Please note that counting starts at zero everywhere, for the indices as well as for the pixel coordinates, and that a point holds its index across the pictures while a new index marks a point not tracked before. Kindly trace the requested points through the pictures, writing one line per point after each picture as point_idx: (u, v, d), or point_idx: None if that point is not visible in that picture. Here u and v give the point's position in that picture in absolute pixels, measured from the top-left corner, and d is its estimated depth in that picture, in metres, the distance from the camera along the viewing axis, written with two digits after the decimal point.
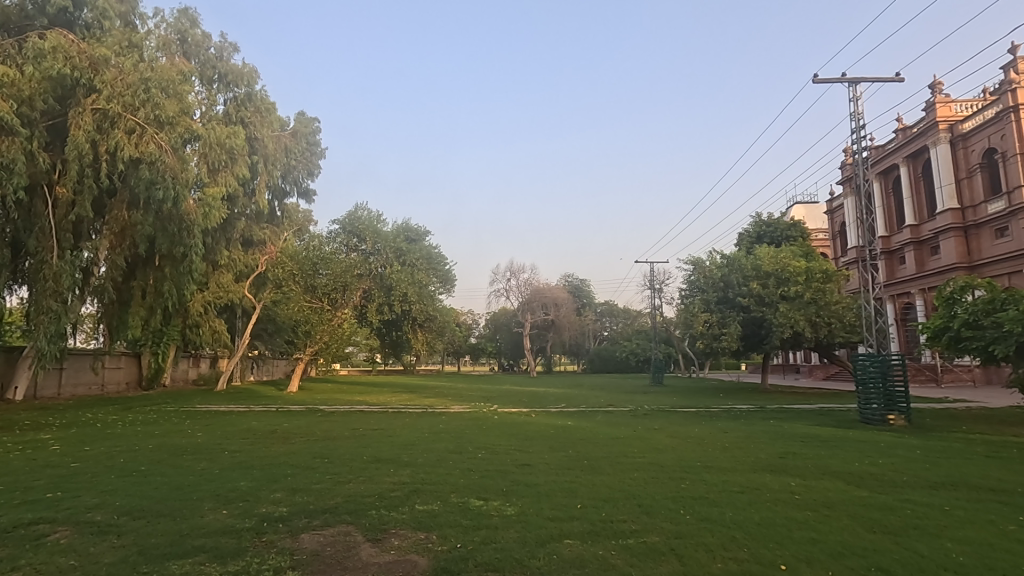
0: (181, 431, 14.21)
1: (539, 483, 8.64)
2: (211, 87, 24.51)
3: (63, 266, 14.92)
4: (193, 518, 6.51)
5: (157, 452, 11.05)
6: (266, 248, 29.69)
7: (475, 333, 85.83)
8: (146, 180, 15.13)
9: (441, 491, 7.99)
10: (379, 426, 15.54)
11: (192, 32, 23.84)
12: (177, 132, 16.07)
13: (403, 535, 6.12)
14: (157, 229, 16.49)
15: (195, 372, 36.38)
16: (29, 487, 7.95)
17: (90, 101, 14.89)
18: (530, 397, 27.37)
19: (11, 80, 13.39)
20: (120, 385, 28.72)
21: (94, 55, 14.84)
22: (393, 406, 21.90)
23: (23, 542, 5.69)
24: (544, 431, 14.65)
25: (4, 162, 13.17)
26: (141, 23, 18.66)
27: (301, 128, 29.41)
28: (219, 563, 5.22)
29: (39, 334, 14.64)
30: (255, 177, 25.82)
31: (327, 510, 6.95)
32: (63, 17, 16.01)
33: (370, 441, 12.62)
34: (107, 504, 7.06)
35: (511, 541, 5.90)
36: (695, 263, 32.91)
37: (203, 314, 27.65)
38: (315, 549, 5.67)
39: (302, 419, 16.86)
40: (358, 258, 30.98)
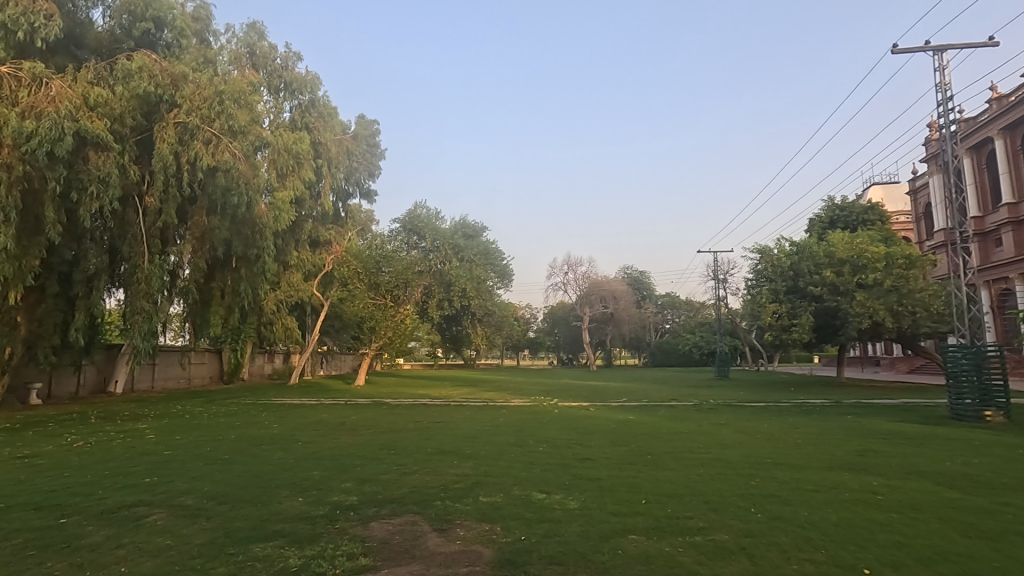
0: (258, 422, 15.08)
1: (601, 477, 8.56)
2: (278, 95, 25.81)
3: (152, 270, 16.15)
4: (273, 504, 6.92)
5: (238, 442, 11.82)
6: (331, 248, 30.55)
7: (533, 328, 85.99)
8: (223, 187, 16.28)
9: (504, 484, 8.08)
10: (442, 419, 15.92)
11: (260, 44, 25.10)
12: (248, 140, 17.13)
13: (468, 526, 6.24)
14: (232, 232, 17.73)
15: (269, 367, 38.58)
16: (129, 472, 8.70)
17: (172, 116, 16.03)
18: (591, 392, 27.05)
19: (105, 100, 14.62)
20: (204, 380, 30.90)
21: (174, 72, 16.01)
22: (455, 399, 22.37)
23: (126, 522, 6.24)
24: (605, 425, 14.49)
25: (102, 176, 14.43)
26: (214, 39, 19.87)
27: (362, 131, 30.66)
28: (297, 548, 5.50)
29: (135, 332, 16.02)
30: (321, 180, 27.13)
31: (394, 500, 7.19)
32: (146, 39, 16.94)
33: (432, 434, 12.96)
34: (196, 489, 7.62)
35: (574, 535, 5.89)
36: (763, 252, 31.57)
37: (275, 312, 29.21)
38: (384, 537, 5.88)
39: (368, 413, 17.48)
40: (418, 255, 31.88)
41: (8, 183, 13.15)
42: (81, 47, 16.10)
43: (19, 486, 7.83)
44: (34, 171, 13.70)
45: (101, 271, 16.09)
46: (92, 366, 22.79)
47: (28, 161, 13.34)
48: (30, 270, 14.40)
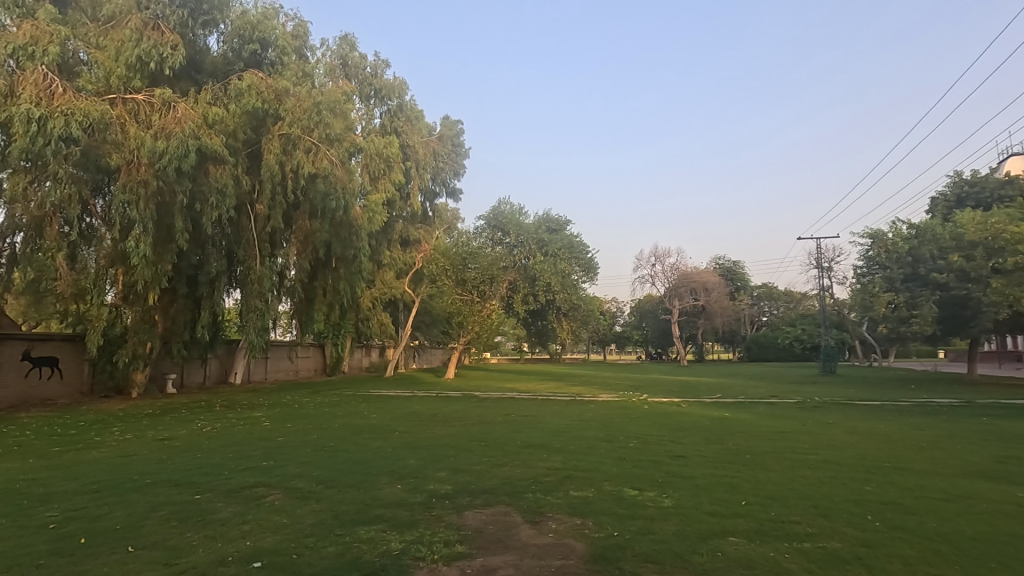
0: (358, 413, 16.02)
1: (696, 476, 8.23)
2: (369, 103, 27.18)
3: (264, 271, 17.68)
4: (375, 490, 7.34)
5: (341, 430, 12.65)
6: (420, 247, 32.26)
7: (619, 322, 84.50)
8: (323, 193, 17.60)
9: (594, 479, 8.01)
10: (530, 412, 16.07)
11: (352, 55, 26.37)
12: (343, 147, 18.39)
13: (560, 519, 6.25)
14: (332, 235, 19.04)
15: (367, 360, 40.90)
16: (249, 456, 9.59)
17: (277, 129, 17.35)
18: (682, 387, 26.08)
19: (221, 118, 16.16)
20: (310, 372, 33.35)
21: (278, 87, 17.19)
22: (543, 393, 22.48)
23: (249, 501, 6.88)
24: (699, 422, 13.95)
25: (220, 187, 15.96)
26: (310, 54, 21.33)
27: (447, 132, 31.82)
28: (397, 533, 5.77)
29: (251, 328, 17.62)
30: (410, 182, 28.74)
31: (487, 491, 7.36)
32: (254, 59, 18.36)
33: (521, 427, 13.12)
34: (306, 473, 8.25)
35: (668, 534, 5.72)
36: (876, 236, 28.97)
37: (371, 309, 30.93)
38: (478, 526, 6.03)
39: (458, 405, 18.01)
40: (502, 251, 32.40)
41: (145, 198, 14.90)
42: (200, 72, 17.85)
43: (162, 465, 8.88)
44: (165, 186, 15.36)
45: (221, 274, 17.78)
46: (216, 359, 25.29)
47: (160, 177, 15.01)
48: (164, 274, 16.20)
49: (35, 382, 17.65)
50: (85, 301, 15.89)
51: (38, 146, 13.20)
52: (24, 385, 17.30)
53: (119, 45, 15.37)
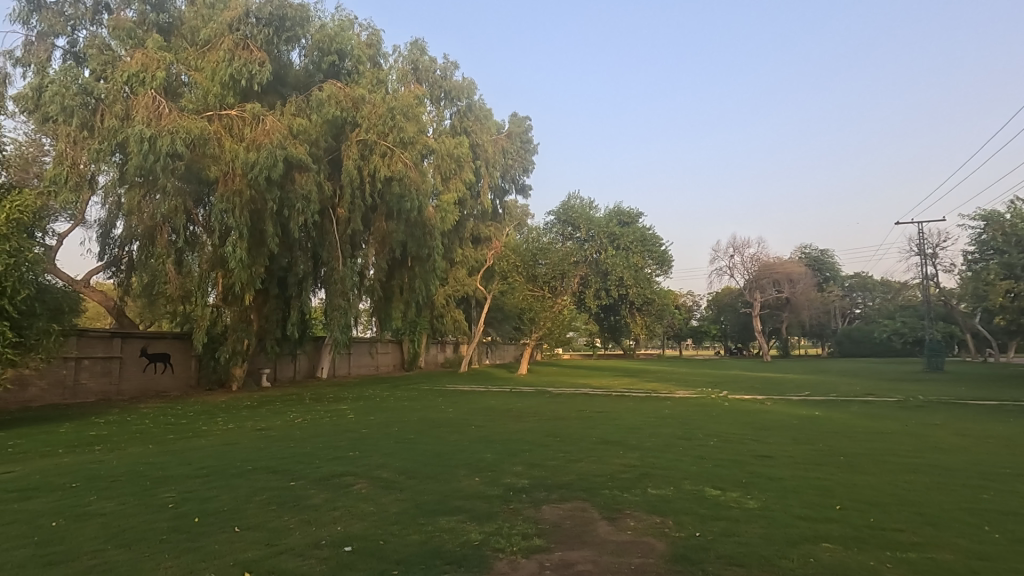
0: (435, 407, 16.55)
1: (784, 477, 7.81)
2: (439, 105, 27.89)
3: (346, 271, 18.65)
4: (454, 482, 7.56)
5: (420, 423, 13.13)
6: (491, 244, 32.84)
7: (696, 316, 81.64)
8: (398, 195, 18.45)
9: (673, 477, 7.82)
10: (605, 409, 15.90)
11: (422, 59, 27.21)
12: (416, 149, 19.03)
13: (638, 517, 6.15)
14: (407, 234, 19.86)
15: (442, 356, 42.13)
16: (336, 446, 10.17)
17: (355, 135, 18.19)
18: (766, 384, 24.84)
19: (304, 128, 17.18)
20: (389, 368, 34.80)
21: (355, 95, 18.04)
22: (617, 389, 22.17)
23: (338, 488, 7.30)
24: (785, 421, 13.24)
25: (305, 194, 17.01)
26: (384, 61, 22.20)
27: (515, 129, 32.13)
28: (477, 524, 5.91)
29: (335, 326, 18.69)
30: (480, 180, 29.31)
31: (563, 486, 7.38)
32: (333, 70, 19.25)
33: (596, 423, 13.02)
34: (389, 464, 8.63)
35: (755, 537, 5.47)
36: (990, 217, 26.11)
37: (445, 306, 31.82)
38: (555, 521, 6.05)
39: (532, 401, 18.13)
40: (574, 246, 32.14)
41: (240, 206, 16.13)
42: (285, 86, 18.96)
43: (261, 453, 9.61)
44: (257, 194, 16.53)
45: (308, 275, 18.92)
46: (304, 355, 26.97)
47: (252, 187, 16.20)
48: (258, 277, 17.34)
49: (152, 376, 19.62)
50: (190, 302, 17.37)
51: (150, 162, 14.66)
52: (142, 378, 19.28)
53: (214, 66, 16.67)
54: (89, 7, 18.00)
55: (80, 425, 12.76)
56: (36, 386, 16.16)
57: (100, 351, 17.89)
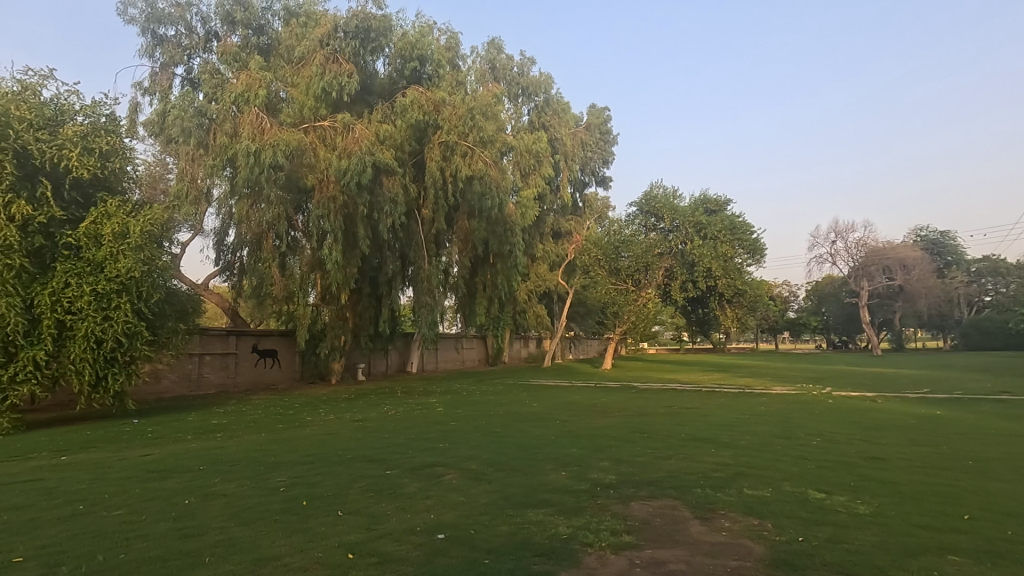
0: (520, 401, 16.73)
1: (899, 482, 7.14)
2: (517, 101, 28.06)
3: (431, 270, 19.37)
4: (540, 475, 7.63)
5: (505, 417, 13.35)
6: (572, 238, 32.77)
7: (793, 308, 76.54)
8: (479, 193, 18.91)
9: (771, 478, 7.39)
10: (694, 405, 15.33)
11: (499, 57, 27.48)
12: (495, 147, 19.42)
13: (733, 518, 5.89)
14: (489, 232, 20.30)
15: (526, 351, 42.55)
16: (427, 438, 10.58)
17: (437, 137, 18.74)
18: (877, 379, 22.82)
19: (390, 133, 17.96)
20: (474, 362, 35.69)
21: (436, 99, 18.60)
22: (707, 385, 21.29)
23: (429, 478, 7.60)
24: (898, 420, 12.09)
25: (392, 197, 17.86)
26: (463, 63, 22.74)
27: (593, 120, 31.73)
28: (565, 518, 5.92)
29: (423, 322, 19.50)
30: (559, 174, 29.29)
31: (652, 483, 7.21)
32: (415, 75, 20.02)
33: (684, 420, 12.59)
34: (477, 456, 8.86)
35: (866, 545, 5.05)
36: None
37: (527, 301, 32.05)
38: (644, 518, 5.93)
39: (617, 396, 17.84)
40: (658, 237, 31.17)
41: (334, 211, 17.17)
42: (372, 94, 19.70)
43: (359, 443, 10.19)
44: (349, 199, 17.51)
45: (397, 274, 19.80)
46: (395, 350, 28.30)
47: (345, 192, 17.20)
48: (352, 277, 18.36)
49: (262, 370, 21.44)
50: (293, 302, 18.75)
51: (256, 174, 15.98)
52: (254, 372, 21.12)
53: (308, 81, 17.82)
54: (201, 36, 19.90)
55: (204, 415, 14.20)
56: (168, 379, 18.17)
57: (219, 347, 19.81)
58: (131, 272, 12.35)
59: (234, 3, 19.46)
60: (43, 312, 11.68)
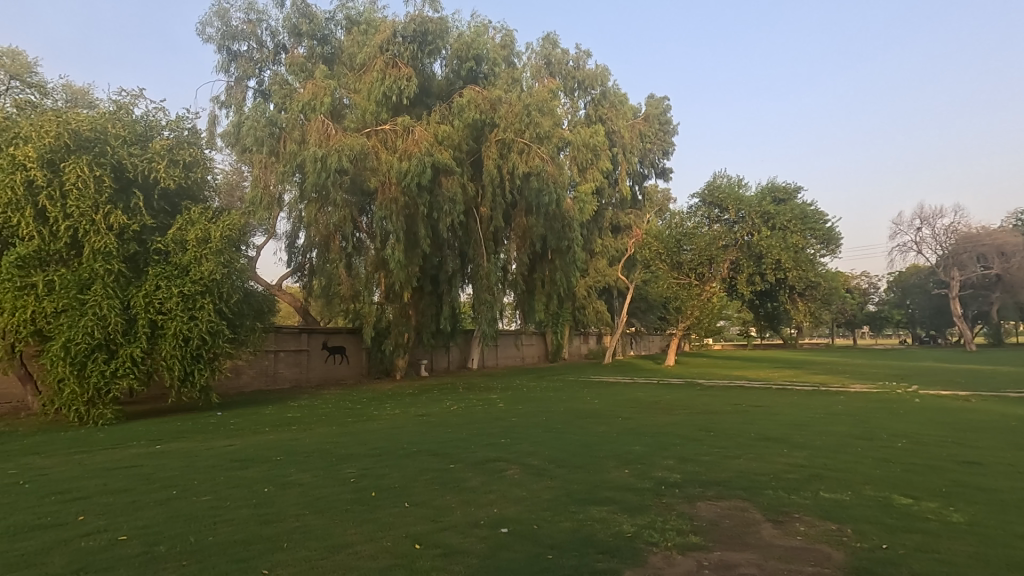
0: (580, 398, 16.62)
1: (999, 489, 6.55)
2: (573, 95, 27.80)
3: (490, 267, 19.57)
4: (602, 473, 7.55)
5: (566, 413, 13.31)
6: (632, 232, 32.17)
7: (874, 300, 71.69)
8: (537, 189, 18.96)
9: (851, 481, 6.96)
10: (764, 403, 14.69)
11: (555, 52, 27.30)
12: (552, 143, 19.41)
13: (809, 522, 5.60)
14: (547, 228, 20.27)
15: (586, 347, 42.22)
16: (489, 433, 10.71)
17: (494, 135, 18.88)
18: (971, 377, 20.98)
19: (448, 134, 18.26)
20: (534, 359, 35.78)
21: (492, 97, 18.78)
22: (778, 382, 20.35)
23: (492, 473, 7.69)
24: (997, 422, 11.07)
25: (451, 196, 18.19)
26: (518, 60, 22.85)
27: (652, 111, 31.02)
28: (628, 516, 5.84)
29: (483, 319, 19.77)
30: (617, 168, 28.89)
31: (720, 483, 6.97)
32: (472, 75, 20.27)
33: (754, 418, 12.09)
34: (539, 452, 8.89)
35: (961, 556, 4.67)
36: None
37: (586, 297, 31.77)
38: (712, 519, 5.75)
39: (681, 393, 17.39)
40: (722, 228, 30.01)
41: (396, 212, 17.64)
42: (430, 96, 20.02)
43: (423, 437, 10.46)
44: (410, 200, 17.94)
45: (457, 272, 20.13)
46: (456, 347, 28.82)
47: (406, 193, 17.65)
48: (414, 276, 18.79)
49: (332, 366, 22.41)
50: (359, 301, 19.47)
51: (323, 179, 16.72)
52: (324, 368, 22.11)
53: (369, 87, 18.38)
54: (271, 49, 21.00)
55: (280, 408, 15.04)
56: (247, 374, 19.32)
57: (292, 345, 20.88)
58: (213, 275, 13.23)
59: (300, 15, 20.39)
60: (138, 312, 12.64)
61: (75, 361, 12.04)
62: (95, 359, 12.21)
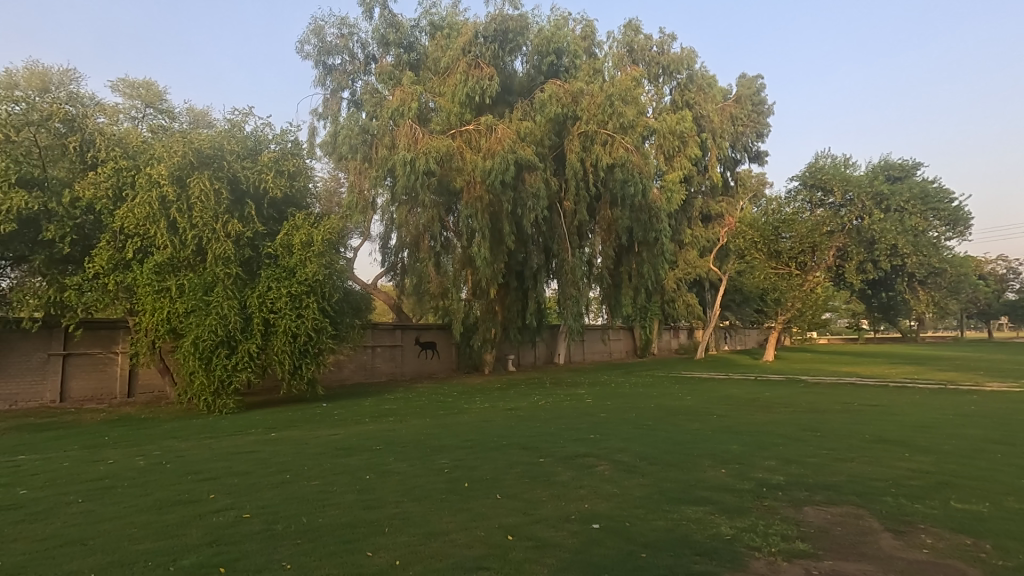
0: (671, 394, 16.10)
1: None
2: (658, 81, 26.79)
3: (575, 262, 19.47)
4: (698, 472, 7.27)
5: (657, 410, 12.96)
6: (724, 221, 30.62)
7: (1013, 287, 63.18)
8: (621, 180, 18.64)
9: (989, 491, 6.20)
10: (879, 402, 13.44)
11: (637, 39, 26.42)
12: (637, 132, 18.97)
13: (937, 534, 5.05)
14: (634, 220, 19.85)
15: (676, 342, 40.83)
16: (577, 429, 10.67)
17: (576, 129, 18.75)
18: None
19: (530, 130, 18.34)
20: (622, 354, 35.15)
21: (574, 90, 18.67)
22: (896, 379, 18.53)
23: (582, 468, 7.66)
24: None
25: (534, 191, 18.30)
26: (600, 51, 22.51)
27: (744, 91, 29.39)
28: (727, 518, 5.58)
29: (568, 315, 19.71)
30: (707, 153, 27.74)
31: (829, 487, 6.47)
32: (553, 69, 20.26)
33: (868, 418, 11.10)
34: (629, 448, 8.72)
35: None
36: None
37: (676, 290, 30.69)
38: (821, 526, 5.36)
39: (782, 390, 16.32)
40: (827, 213, 27.67)
41: (481, 210, 17.97)
42: (512, 94, 20.19)
43: (512, 431, 10.62)
44: (494, 198, 18.22)
45: (541, 268, 20.19)
46: (543, 342, 28.96)
47: (490, 191, 17.94)
48: (499, 273, 19.02)
49: (424, 360, 23.35)
50: (448, 298, 20.11)
51: (412, 181, 17.45)
52: (417, 362, 23.08)
53: (453, 89, 18.87)
54: (362, 60, 22.20)
55: (378, 400, 15.91)
56: (348, 368, 20.63)
57: (387, 340, 22.00)
58: (316, 275, 14.24)
59: (387, 26, 21.36)
60: (253, 311, 13.88)
61: (203, 356, 13.40)
62: (219, 354, 13.53)
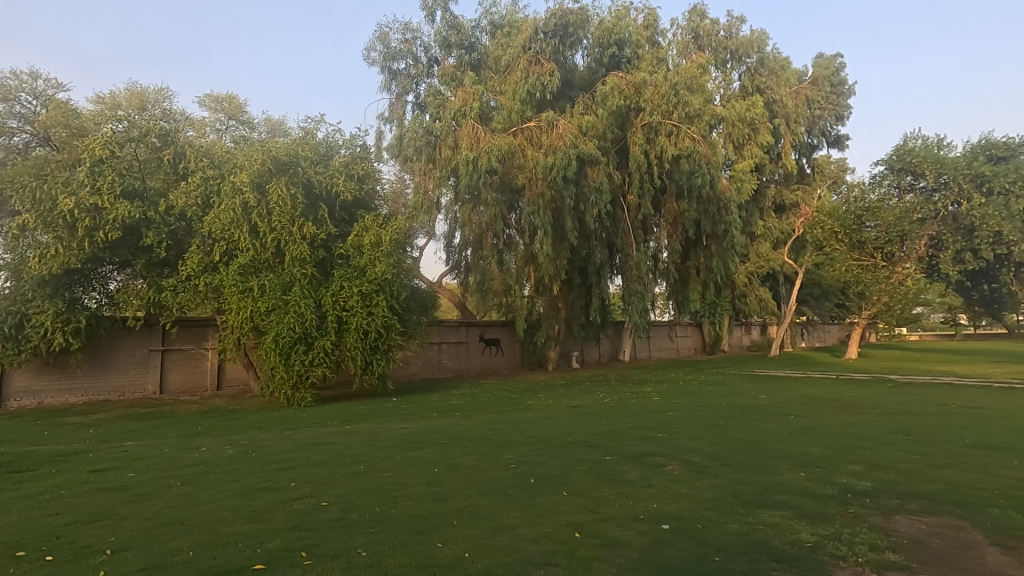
0: (744, 393, 15.43)
1: None
2: (726, 67, 25.53)
3: (640, 257, 19.10)
4: (774, 474, 6.93)
5: (729, 409, 12.46)
6: (799, 210, 28.99)
7: None
8: (687, 172, 18.10)
9: None
10: (981, 404, 12.28)
11: (703, 23, 24.98)
12: (704, 121, 18.40)
13: None
14: (702, 212, 19.21)
15: (748, 338, 39.11)
16: (644, 427, 10.44)
17: (640, 120, 18.35)
18: None
19: (592, 124, 18.11)
20: (690, 351, 34.08)
21: (637, 81, 18.28)
22: (1001, 379, 16.85)
23: (650, 468, 7.49)
24: None
25: (597, 186, 18.15)
26: (663, 39, 21.88)
27: (821, 72, 27.71)
28: (808, 524, 5.28)
29: (634, 311, 19.34)
30: (780, 140, 26.54)
31: (924, 495, 5.98)
32: (615, 60, 19.97)
33: (969, 422, 10.15)
34: (699, 448, 8.45)
35: None
36: None
37: (747, 284, 29.38)
38: (915, 536, 4.96)
39: (868, 390, 15.25)
40: (918, 198, 25.60)
41: (543, 207, 17.92)
42: (573, 88, 20.00)
43: (577, 428, 10.55)
44: (557, 194, 18.15)
45: (605, 263, 19.92)
46: (607, 339, 28.59)
47: (552, 187, 17.87)
48: (562, 269, 18.94)
49: (488, 357, 23.65)
50: (511, 295, 20.25)
51: (475, 181, 17.69)
52: (482, 359, 23.42)
53: (514, 87, 18.95)
54: (425, 64, 22.69)
55: (444, 396, 16.27)
56: (416, 364, 21.24)
57: (452, 337, 22.44)
58: (385, 274, 14.74)
59: (448, 28, 21.70)
60: (328, 309, 14.57)
61: (283, 352, 14.20)
62: (297, 350, 14.31)
